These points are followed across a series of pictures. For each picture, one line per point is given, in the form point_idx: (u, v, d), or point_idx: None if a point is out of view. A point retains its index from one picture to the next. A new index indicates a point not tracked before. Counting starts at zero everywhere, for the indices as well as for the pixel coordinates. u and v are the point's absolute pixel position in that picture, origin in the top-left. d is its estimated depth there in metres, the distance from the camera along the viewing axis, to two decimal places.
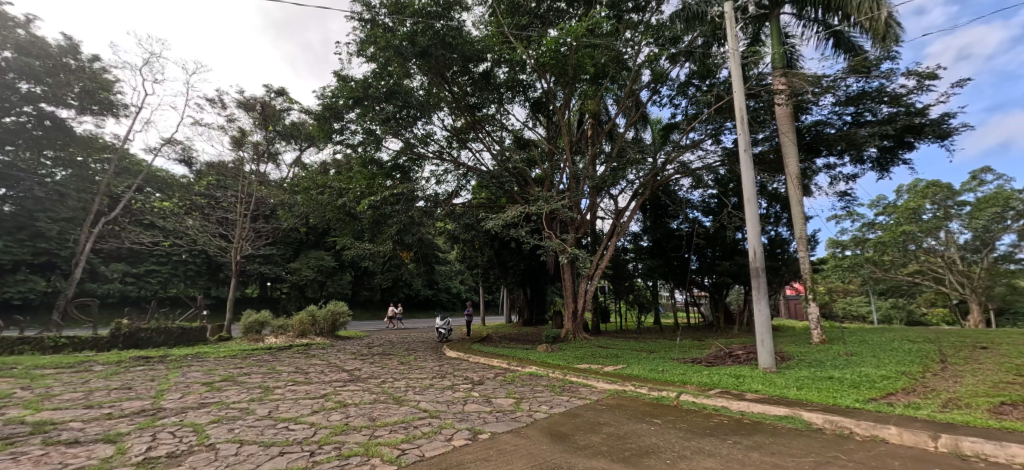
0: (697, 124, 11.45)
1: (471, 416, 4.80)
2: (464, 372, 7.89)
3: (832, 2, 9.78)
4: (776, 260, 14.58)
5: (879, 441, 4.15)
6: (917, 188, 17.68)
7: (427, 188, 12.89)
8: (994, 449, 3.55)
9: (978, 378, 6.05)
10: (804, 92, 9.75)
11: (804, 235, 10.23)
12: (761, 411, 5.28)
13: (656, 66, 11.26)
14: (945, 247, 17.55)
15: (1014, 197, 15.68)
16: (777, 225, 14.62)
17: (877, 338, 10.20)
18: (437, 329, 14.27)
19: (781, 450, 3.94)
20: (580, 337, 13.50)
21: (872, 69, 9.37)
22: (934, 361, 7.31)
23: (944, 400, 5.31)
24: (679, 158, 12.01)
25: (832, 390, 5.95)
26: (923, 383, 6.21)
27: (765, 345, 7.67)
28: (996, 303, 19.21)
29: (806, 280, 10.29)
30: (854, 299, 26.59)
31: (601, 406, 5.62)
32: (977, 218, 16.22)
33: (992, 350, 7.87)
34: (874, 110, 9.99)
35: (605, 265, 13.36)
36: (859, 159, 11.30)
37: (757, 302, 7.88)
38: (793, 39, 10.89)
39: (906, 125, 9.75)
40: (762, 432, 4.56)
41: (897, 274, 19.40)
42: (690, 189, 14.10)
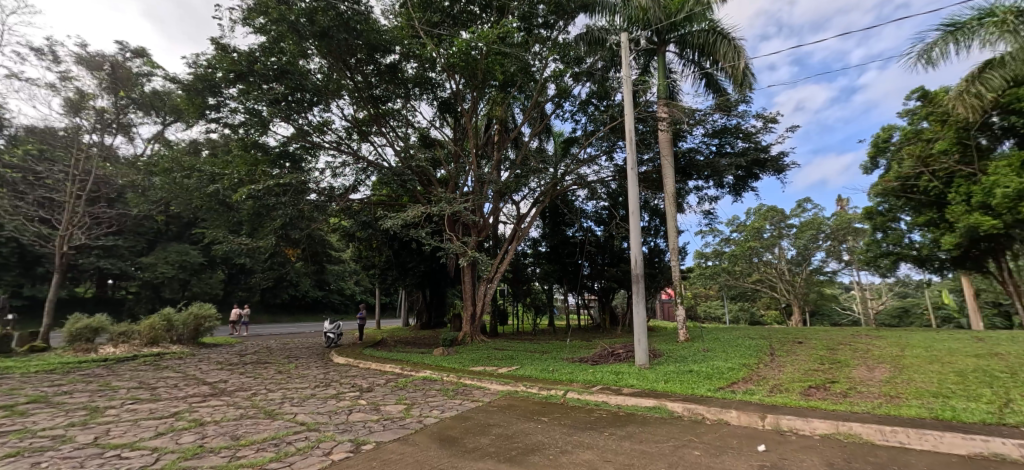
0: (594, 140, 12.37)
1: (355, 426, 4.50)
2: (352, 379, 7.40)
3: (705, 48, 11.45)
4: (654, 268, 16.43)
5: (723, 423, 4.89)
6: (761, 211, 21.37)
7: (320, 180, 11.87)
8: (802, 424, 4.43)
9: (794, 367, 7.49)
10: (681, 122, 11.17)
11: (676, 247, 11.66)
12: (634, 403, 5.86)
13: (560, 82, 11.90)
14: (778, 260, 21.46)
15: (824, 222, 19.85)
16: (656, 237, 16.50)
17: (727, 336, 12.07)
18: (325, 333, 13.17)
19: (647, 438, 4.42)
20: (478, 339, 13.62)
21: (732, 108, 11.10)
22: (765, 354, 8.87)
23: (771, 385, 6.47)
24: (577, 170, 12.83)
25: (691, 382, 6.86)
26: (756, 372, 7.50)
27: (640, 344, 8.54)
28: (810, 307, 24.02)
29: (676, 286, 11.73)
30: (713, 302, 31.08)
31: (492, 408, 5.71)
32: (800, 238, 20.17)
33: (804, 344, 9.83)
34: (732, 143, 11.84)
35: (505, 269, 13.69)
36: (720, 184, 13.28)
37: (635, 305, 8.76)
38: (674, 75, 12.38)
39: (754, 158, 11.74)
40: (634, 422, 5.07)
41: (744, 281, 23.15)
42: (585, 200, 15.17)
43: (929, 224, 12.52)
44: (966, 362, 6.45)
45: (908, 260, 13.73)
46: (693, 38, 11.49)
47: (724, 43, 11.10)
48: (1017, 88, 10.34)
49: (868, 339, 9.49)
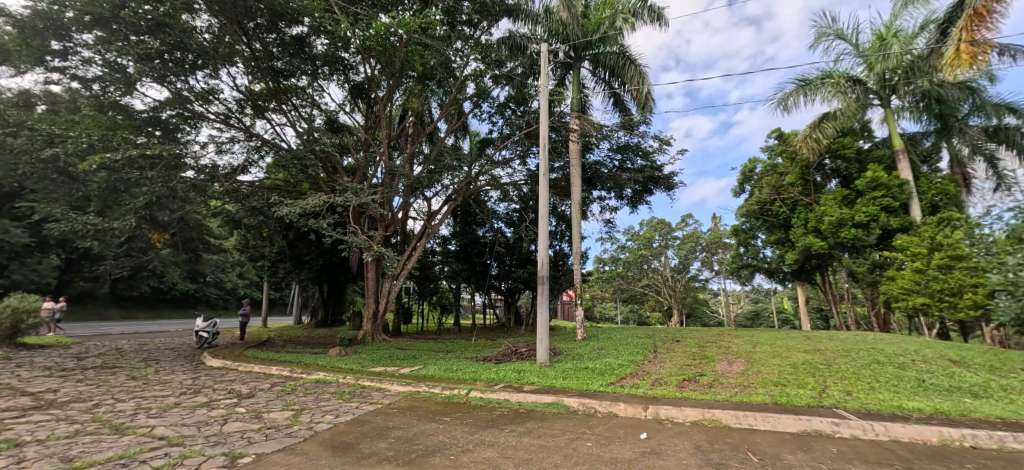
0: (509, 143, 12.62)
1: (231, 437, 3.97)
2: (229, 384, 6.53)
3: (615, 70, 12.40)
4: (558, 270, 17.29)
5: (612, 415, 5.32)
6: (652, 223, 23.80)
7: (200, 156, 10.31)
8: (676, 412, 5.01)
9: (671, 363, 8.46)
10: (590, 134, 11.93)
11: (579, 251, 12.41)
12: (534, 400, 6.09)
13: (480, 82, 11.95)
14: (663, 268, 24.08)
15: (701, 236, 22.80)
16: (561, 241, 17.40)
17: (618, 335, 13.18)
18: (197, 332, 11.45)
19: (544, 432, 4.63)
20: (379, 339, 12.98)
21: (634, 127, 12.18)
22: (649, 351, 9.88)
23: (653, 379, 7.22)
24: (491, 172, 12.96)
25: (586, 378, 7.34)
26: (641, 368, 8.30)
27: (542, 342, 8.91)
28: (687, 309, 27.35)
29: (576, 288, 12.43)
30: (607, 304, 33.73)
31: (392, 410, 5.48)
32: (682, 249, 22.91)
33: (680, 342, 11.16)
34: (633, 160, 13.00)
35: (412, 266, 13.27)
36: (620, 196, 14.47)
37: (540, 305, 9.11)
38: (587, 90, 13.16)
39: (649, 175, 13.02)
40: (533, 418, 5.27)
41: (635, 286, 25.54)
42: (498, 201, 15.40)
43: (778, 242, 15.08)
44: (796, 356, 7.92)
45: (761, 272, 16.32)
46: (605, 59, 12.36)
47: (632, 67, 12.14)
48: (842, 138, 13.27)
49: (728, 337, 11.10)
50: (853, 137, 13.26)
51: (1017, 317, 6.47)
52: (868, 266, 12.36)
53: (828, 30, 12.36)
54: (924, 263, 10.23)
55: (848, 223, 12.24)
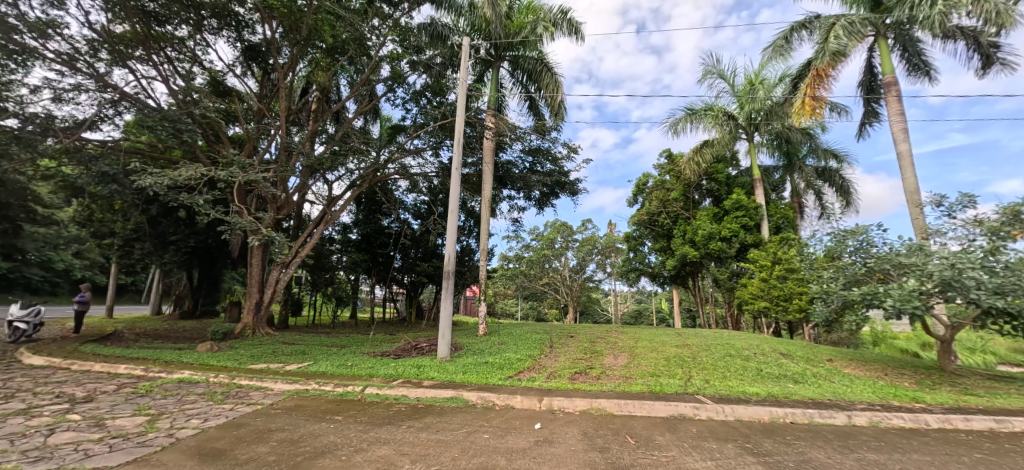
0: (422, 133, 12.27)
1: (58, 451, 3.25)
2: (56, 387, 5.31)
3: (532, 74, 12.78)
4: (464, 266, 17.31)
5: (509, 407, 5.52)
6: (555, 225, 25.12)
7: (28, 101, 8.21)
8: (567, 403, 5.39)
9: (565, 357, 9.05)
10: (504, 134, 12.14)
11: (486, 248, 12.58)
12: (433, 395, 6.04)
13: (396, 66, 11.42)
14: (563, 268, 25.54)
15: (597, 240, 24.69)
16: (469, 237, 17.45)
17: (518, 331, 13.66)
18: (9, 323, 9.09)
19: (442, 427, 4.63)
20: (261, 333, 11.65)
21: (546, 132, 12.71)
22: (545, 346, 10.42)
23: (548, 372, 7.66)
24: (402, 160, 12.47)
25: (485, 372, 7.50)
26: (538, 362, 8.73)
27: (444, 337, 8.86)
28: (581, 307, 29.40)
29: (481, 284, 12.57)
30: (509, 301, 34.71)
31: (275, 410, 4.99)
32: (581, 251, 24.58)
33: (574, 338, 11.98)
34: (543, 163, 13.56)
35: (306, 254, 12.17)
36: (529, 197, 14.99)
37: (444, 300, 9.04)
38: (504, 90, 13.37)
39: (557, 180, 13.70)
40: (431, 413, 5.23)
41: (536, 284, 26.72)
42: (406, 191, 14.87)
43: (661, 249, 17.03)
44: (668, 351, 9.05)
45: (646, 275, 18.21)
46: (524, 62, 12.68)
47: (548, 74, 12.60)
48: (716, 165, 15.48)
49: (615, 333, 12.22)
50: (724, 165, 15.56)
51: (825, 319, 8.24)
52: (728, 274, 14.59)
53: (713, 70, 14.30)
54: (767, 273, 12.42)
55: (716, 237, 14.30)
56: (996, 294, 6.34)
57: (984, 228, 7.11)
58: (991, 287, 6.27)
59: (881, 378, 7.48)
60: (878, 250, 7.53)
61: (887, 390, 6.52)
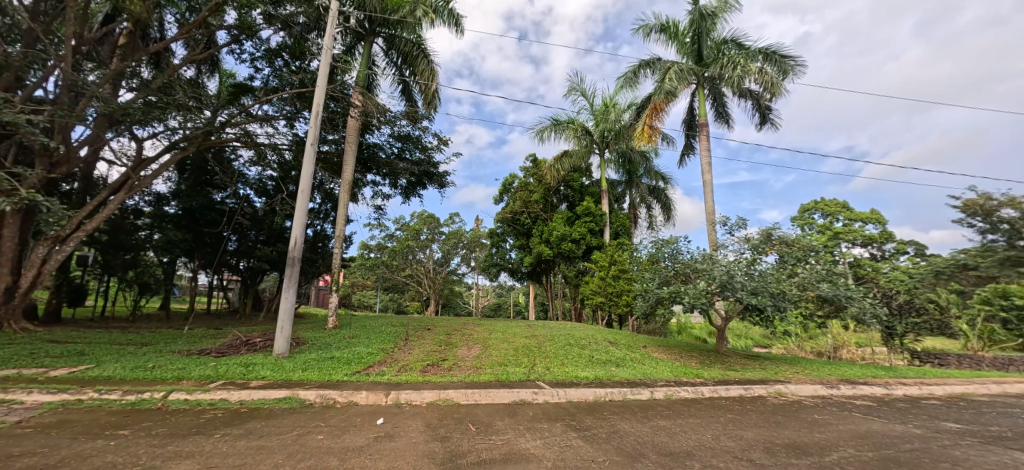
0: (274, 99, 10.69)
1: None
2: None
3: (408, 57, 12.29)
4: (315, 253, 15.68)
5: (353, 403, 5.18)
6: (423, 216, 24.67)
7: None
8: (416, 396, 5.31)
9: (419, 349, 8.92)
10: (372, 116, 11.37)
11: (343, 235, 11.62)
12: (262, 397, 5.30)
13: (244, 14, 9.72)
14: (427, 260, 25.20)
15: (463, 235, 25.06)
16: (324, 221, 15.87)
17: (373, 324, 12.95)
18: None
19: (269, 432, 4.09)
20: (10, 329, 8.64)
21: (418, 120, 12.34)
22: (399, 339, 10.12)
23: (399, 366, 7.45)
24: (245, 125, 10.66)
25: (330, 369, 6.92)
26: (391, 355, 8.43)
27: (282, 332, 7.88)
28: (443, 300, 29.48)
29: (334, 273, 11.56)
30: (367, 292, 32.76)
31: (20, 431, 3.74)
32: (446, 244, 24.63)
33: (431, 330, 11.88)
34: (412, 151, 13.12)
35: (94, 227, 9.48)
36: (395, 184, 14.33)
37: (286, 290, 8.05)
38: (377, 68, 12.57)
39: (425, 170, 13.36)
40: (257, 417, 4.58)
41: (397, 275, 25.83)
42: (248, 163, 12.79)
43: (521, 247, 18.18)
44: (517, 341, 9.67)
45: (505, 270, 19.07)
46: (400, 43, 12.13)
47: (424, 61, 12.20)
48: (573, 174, 17.19)
49: (472, 326, 12.57)
50: (579, 174, 17.37)
51: (643, 312, 9.87)
52: (575, 272, 16.35)
53: (576, 87, 15.80)
54: (606, 273, 14.31)
55: (568, 238, 15.89)
56: (752, 294, 8.42)
57: (750, 244, 9.40)
58: (749, 289, 8.30)
59: (677, 360, 9.26)
60: (683, 257, 9.32)
61: (680, 369, 8.11)
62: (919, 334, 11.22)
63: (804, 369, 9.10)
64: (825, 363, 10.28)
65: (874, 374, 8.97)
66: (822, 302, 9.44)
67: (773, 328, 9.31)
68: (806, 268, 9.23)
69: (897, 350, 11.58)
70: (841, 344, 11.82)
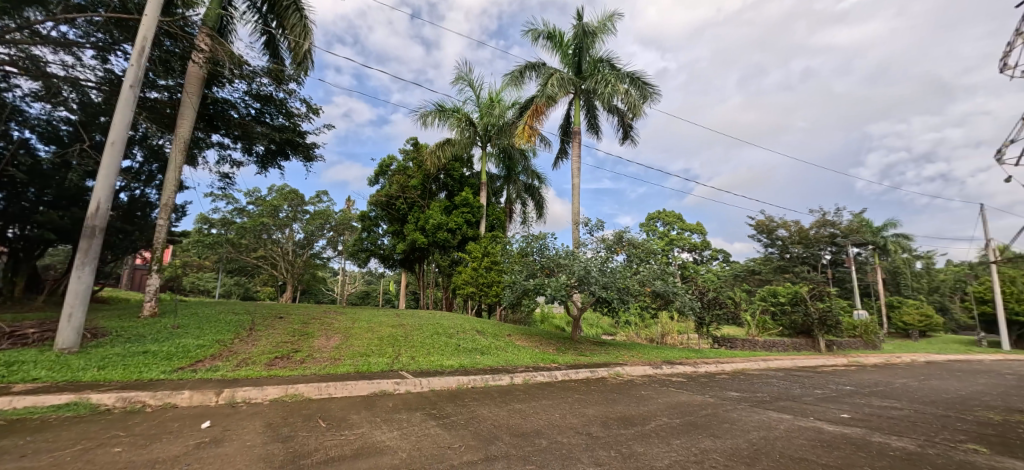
0: (76, 20, 8.21)
1: None
2: None
3: (276, 7, 10.70)
4: (131, 223, 12.60)
5: (169, 407, 4.31)
6: (283, 190, 21.91)
7: None
8: (256, 393, 4.68)
9: (266, 341, 7.89)
10: (222, 66, 9.54)
11: (172, 203, 9.58)
12: (28, 405, 4.05)
13: None
14: (285, 241, 22.42)
15: (332, 215, 23.00)
16: (146, 185, 12.84)
17: (209, 311, 10.99)
18: None
19: (34, 449, 3.14)
20: None
21: (284, 81, 10.82)
22: (243, 329, 8.82)
23: (239, 360, 6.48)
24: (24, 46, 7.97)
25: (140, 366, 5.66)
26: (229, 348, 7.28)
27: (71, 321, 6.15)
28: (303, 285, 26.68)
29: (157, 250, 9.47)
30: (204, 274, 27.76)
31: None
32: (310, 224, 22.32)
33: (284, 319, 10.59)
34: (273, 115, 11.44)
35: None
36: (248, 150, 12.26)
37: (79, 268, 6.31)
38: (233, 11, 10.65)
39: (288, 139, 11.71)
40: (17, 433, 3.48)
41: (246, 256, 22.49)
42: (28, 97, 9.61)
43: (395, 233, 17.49)
44: (383, 331, 9.28)
45: (376, 256, 18.09)
46: None
47: (295, 14, 10.70)
48: (454, 162, 17.19)
49: (333, 314, 11.65)
50: (460, 164, 17.43)
51: (510, 302, 10.45)
52: (449, 262, 16.39)
53: (464, 77, 15.73)
54: (479, 263, 14.74)
55: (444, 227, 15.82)
56: (603, 287, 9.54)
57: (604, 244, 10.67)
58: (601, 283, 9.39)
59: (536, 347, 10.02)
60: (549, 252, 10.12)
61: (538, 356, 8.79)
62: (719, 323, 14.16)
63: (637, 353, 10.70)
64: (653, 347, 12.26)
65: (687, 356, 11.01)
66: (656, 296, 11.21)
67: (617, 318, 10.67)
68: (646, 267, 10.85)
69: (703, 336, 14.43)
70: (667, 331, 14.15)
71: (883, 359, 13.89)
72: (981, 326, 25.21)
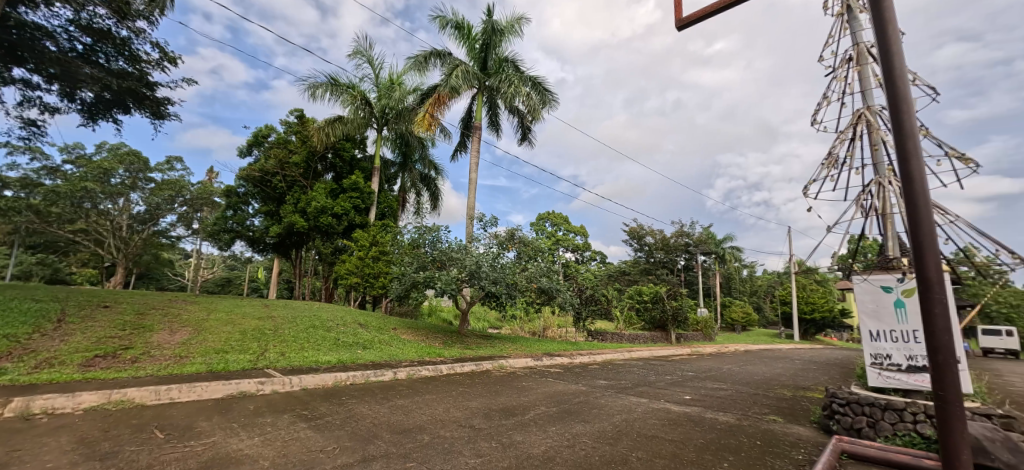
0: None
1: None
2: None
3: None
4: None
5: None
6: (117, 151, 17.92)
7: None
8: (64, 401, 3.67)
9: (80, 335, 6.29)
10: None
11: None
12: None
13: None
14: (118, 213, 18.26)
15: (186, 187, 19.56)
16: None
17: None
18: None
19: None
20: None
21: (128, 16, 8.73)
22: (45, 320, 6.88)
23: (36, 360, 5.05)
24: None
25: None
26: (22, 345, 5.62)
27: None
28: (139, 268, 22.09)
29: None
30: None
31: None
32: (155, 196, 18.57)
33: (112, 307, 8.56)
34: (108, 56, 9.04)
35: None
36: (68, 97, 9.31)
37: None
38: None
39: (128, 88, 9.15)
40: None
41: (57, 228, 17.80)
42: None
43: (268, 213, 15.52)
44: (246, 324, 8.14)
45: (242, 239, 15.81)
46: None
47: None
48: (344, 142, 15.95)
49: (180, 304, 9.79)
50: (351, 145, 16.20)
51: (398, 294, 10.09)
52: (331, 249, 15.09)
53: (362, 52, 14.60)
54: (364, 252, 13.91)
55: (327, 212, 14.51)
56: (493, 282, 9.76)
57: (497, 240, 10.96)
58: (491, 278, 9.59)
59: (423, 341, 9.81)
60: (442, 245, 10.02)
61: (424, 350, 8.62)
62: (593, 318, 15.61)
63: (521, 346, 11.21)
64: (535, 340, 12.95)
65: (565, 348, 11.88)
66: (540, 292, 11.85)
67: (503, 312, 11.02)
68: (533, 264, 11.42)
69: (580, 329, 15.73)
70: (548, 324, 14.96)
71: (715, 349, 16.81)
72: (781, 321, 32.07)
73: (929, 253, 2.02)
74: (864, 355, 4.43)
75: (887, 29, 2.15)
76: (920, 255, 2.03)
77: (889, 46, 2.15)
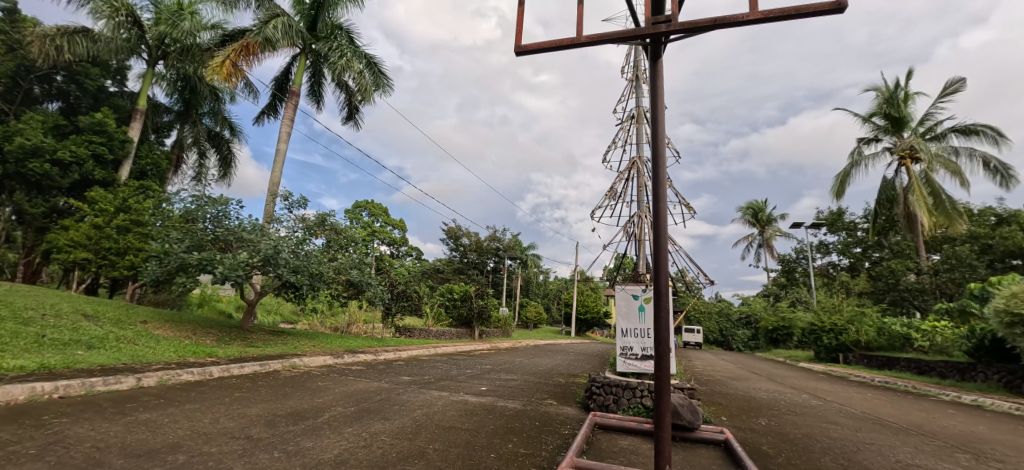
0: None
1: None
2: None
3: None
4: None
5: None
6: None
7: None
8: None
9: None
10: None
11: None
12: None
13: None
14: None
15: None
16: None
17: None
18: None
19: None
20: None
21: None
22: None
23: None
24: None
25: None
26: None
27: None
28: None
29: None
30: None
31: None
32: None
33: None
34: None
35: None
36: None
37: None
38: None
39: None
40: None
41: None
42: None
43: None
44: None
45: None
46: None
47: None
48: (89, 65, 12.01)
49: None
50: (101, 71, 12.26)
51: (155, 277, 7.94)
52: (44, 210, 10.84)
53: None
54: (104, 220, 10.26)
55: (40, 153, 10.34)
56: (293, 271, 8.59)
57: (303, 224, 9.73)
58: (291, 267, 8.43)
59: (187, 338, 7.91)
60: (229, 222, 8.37)
61: (188, 349, 6.95)
62: (402, 314, 15.44)
63: (319, 342, 10.19)
64: (337, 336, 12.02)
65: (369, 345, 11.37)
66: (349, 286, 11.09)
67: (303, 305, 9.86)
68: (343, 255, 10.64)
69: (387, 325, 15.33)
70: (353, 320, 13.98)
71: (510, 344, 18.80)
72: (563, 321, 38.18)
73: (662, 266, 2.73)
74: (617, 347, 5.70)
75: (658, 101, 2.85)
76: (659, 271, 2.73)
77: (657, 115, 2.84)
